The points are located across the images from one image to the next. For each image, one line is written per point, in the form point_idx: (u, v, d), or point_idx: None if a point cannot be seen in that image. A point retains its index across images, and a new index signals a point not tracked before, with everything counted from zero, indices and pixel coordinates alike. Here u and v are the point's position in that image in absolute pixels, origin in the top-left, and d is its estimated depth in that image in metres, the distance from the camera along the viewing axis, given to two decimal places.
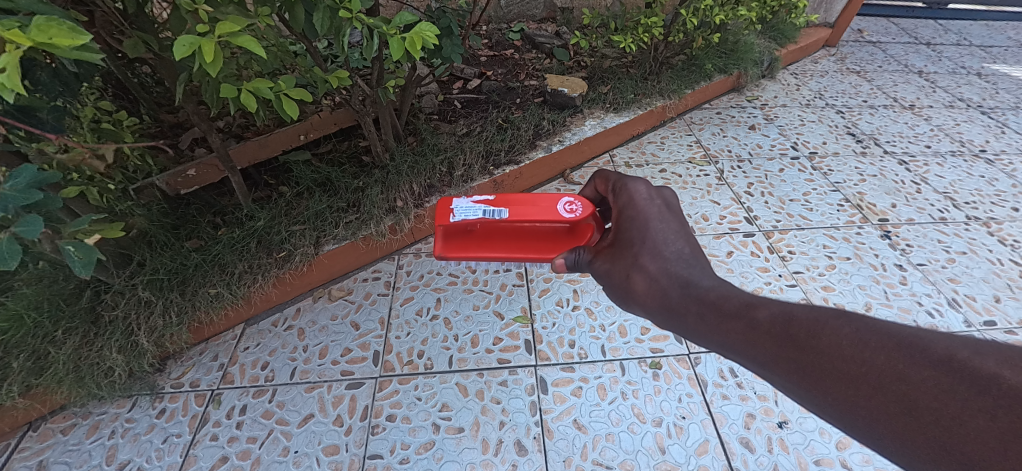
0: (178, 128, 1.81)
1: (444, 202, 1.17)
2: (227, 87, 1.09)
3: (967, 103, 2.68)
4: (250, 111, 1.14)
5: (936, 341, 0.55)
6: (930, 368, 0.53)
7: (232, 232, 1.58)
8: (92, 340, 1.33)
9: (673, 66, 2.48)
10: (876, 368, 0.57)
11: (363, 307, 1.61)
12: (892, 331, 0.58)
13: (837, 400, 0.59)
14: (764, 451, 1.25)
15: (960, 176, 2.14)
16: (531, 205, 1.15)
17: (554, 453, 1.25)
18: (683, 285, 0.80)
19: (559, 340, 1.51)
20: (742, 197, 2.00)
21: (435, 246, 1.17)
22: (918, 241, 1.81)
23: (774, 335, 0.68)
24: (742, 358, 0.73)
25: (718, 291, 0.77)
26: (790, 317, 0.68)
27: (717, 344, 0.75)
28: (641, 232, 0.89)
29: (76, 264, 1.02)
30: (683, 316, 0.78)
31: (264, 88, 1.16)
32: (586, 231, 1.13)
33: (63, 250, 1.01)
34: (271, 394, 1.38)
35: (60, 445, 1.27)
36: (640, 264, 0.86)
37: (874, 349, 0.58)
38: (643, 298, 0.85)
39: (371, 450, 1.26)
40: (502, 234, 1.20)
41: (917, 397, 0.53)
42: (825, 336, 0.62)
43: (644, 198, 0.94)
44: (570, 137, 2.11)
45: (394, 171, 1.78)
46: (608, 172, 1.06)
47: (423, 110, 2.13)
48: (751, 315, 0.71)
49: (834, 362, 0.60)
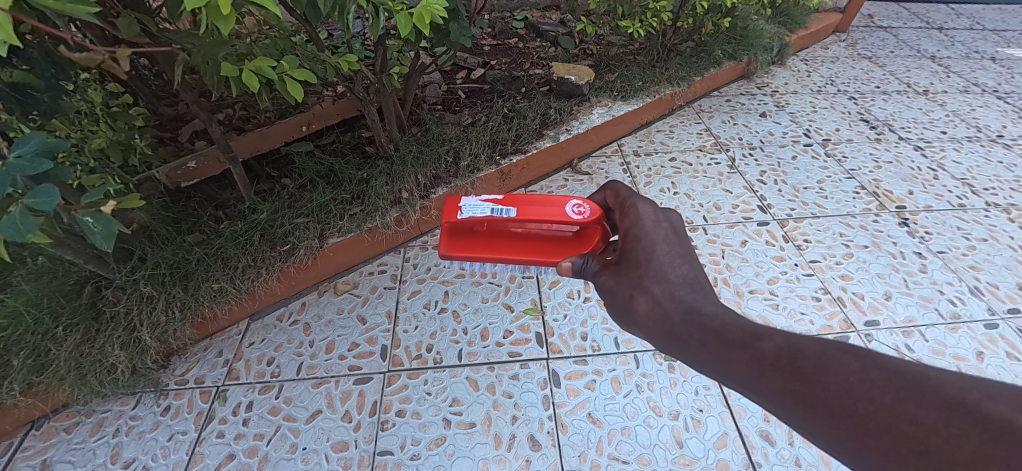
0: (178, 121, 1.78)
1: (452, 200, 1.13)
2: (227, 66, 1.05)
3: (982, 88, 2.62)
4: (252, 92, 1.09)
5: (948, 381, 0.50)
6: (941, 408, 0.48)
7: (234, 224, 1.54)
8: (93, 336, 1.30)
9: (682, 53, 2.43)
10: (884, 407, 0.52)
11: (370, 300, 1.58)
12: (903, 369, 0.53)
13: (845, 438, 0.54)
14: (785, 444, 1.21)
15: (978, 162, 2.08)
16: (539, 205, 1.09)
17: (569, 448, 1.22)
18: (687, 310, 0.75)
19: (571, 333, 1.47)
20: (754, 185, 1.96)
21: (440, 243, 1.13)
22: (937, 228, 1.76)
23: (780, 367, 0.62)
24: (746, 391, 0.67)
25: (723, 319, 0.71)
26: (796, 349, 0.62)
27: (719, 374, 0.69)
28: (646, 253, 0.85)
29: (97, 237, 0.96)
30: (685, 343, 0.73)
31: (266, 68, 1.11)
32: (593, 235, 1.08)
33: (82, 223, 0.96)
34: (277, 390, 1.35)
35: (63, 444, 1.24)
36: (644, 286, 0.81)
37: (882, 387, 0.53)
38: (646, 322, 0.80)
39: (380, 447, 1.23)
40: (509, 235, 1.15)
41: (928, 439, 0.47)
42: (831, 370, 0.58)
43: (652, 218, 0.89)
44: (577, 127, 2.06)
45: (399, 161, 1.74)
46: (620, 186, 1.02)
47: (427, 100, 2.09)
48: (756, 346, 0.66)
49: (841, 397, 0.55)
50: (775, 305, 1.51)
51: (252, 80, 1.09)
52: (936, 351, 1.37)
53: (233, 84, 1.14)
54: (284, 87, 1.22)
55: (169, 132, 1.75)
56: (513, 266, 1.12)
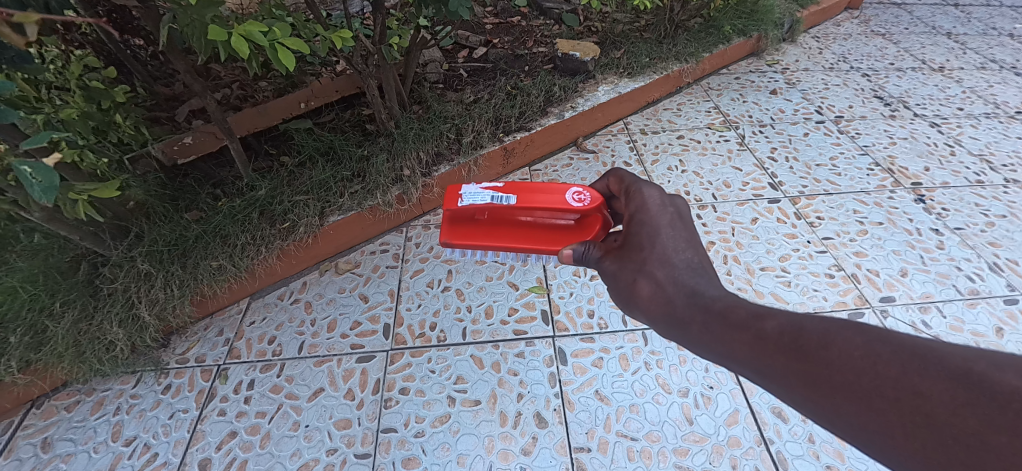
0: (174, 100, 1.75)
1: (453, 187, 1.09)
2: (214, 27, 0.90)
3: (1000, 65, 2.54)
4: (245, 58, 0.94)
5: (952, 352, 0.47)
6: (946, 380, 0.46)
7: (232, 202, 1.51)
8: (91, 314, 1.27)
9: (689, 30, 2.36)
10: (888, 381, 0.49)
11: (372, 279, 1.55)
12: (906, 341, 0.51)
13: (848, 415, 0.51)
14: (798, 421, 1.18)
15: (996, 138, 2.02)
16: (538, 192, 1.05)
17: (576, 425, 1.19)
18: (689, 293, 0.71)
19: (578, 310, 1.44)
20: (765, 163, 1.91)
21: (440, 232, 1.08)
22: (954, 204, 1.71)
23: (783, 346, 0.58)
24: (748, 374, 0.63)
25: (726, 301, 0.67)
26: (799, 328, 0.59)
27: (722, 357, 0.65)
28: (649, 237, 0.80)
29: (35, 188, 0.83)
30: (687, 326, 0.69)
31: (258, 33, 0.96)
32: (594, 224, 1.02)
33: (17, 171, 0.82)
34: (279, 368, 1.33)
35: (64, 422, 1.22)
36: (647, 270, 0.77)
37: (886, 361, 0.50)
38: (649, 306, 0.75)
39: (384, 424, 1.21)
40: (510, 223, 1.11)
41: (933, 410, 0.45)
42: (835, 346, 0.54)
43: (658, 203, 0.83)
44: (582, 104, 2.01)
45: (400, 138, 1.70)
46: (624, 172, 0.96)
47: (428, 78, 2.04)
48: (759, 326, 0.62)
49: (844, 374, 0.52)
50: (787, 282, 1.48)
51: (242, 45, 0.93)
52: (954, 327, 1.33)
53: (222, 48, 0.99)
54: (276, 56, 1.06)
55: (165, 111, 1.72)
56: (512, 254, 1.08)
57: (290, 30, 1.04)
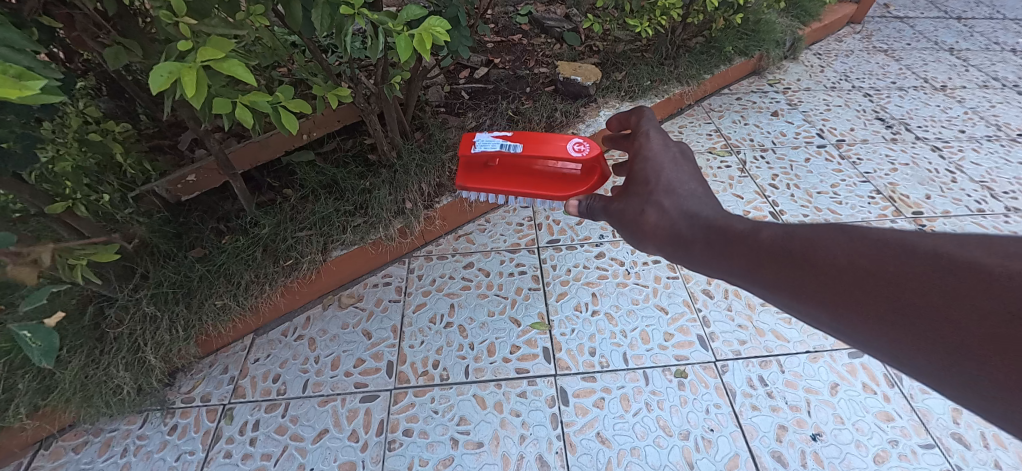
0: (176, 129, 1.75)
1: (468, 137, 1.23)
2: (219, 100, 0.87)
3: (1002, 83, 2.53)
4: (249, 127, 0.93)
5: (931, 238, 0.49)
6: (923, 263, 0.47)
7: (236, 240, 1.51)
8: (97, 357, 1.28)
9: (691, 50, 2.35)
10: (874, 271, 0.51)
11: (375, 314, 1.56)
12: (892, 232, 0.53)
13: (835, 308, 0.54)
14: (798, 466, 1.19)
15: (998, 163, 2.02)
16: (545, 141, 1.19)
17: (577, 469, 1.20)
18: (690, 216, 0.74)
19: (579, 348, 1.45)
20: (766, 190, 1.91)
21: (456, 176, 1.24)
22: (955, 235, 1.72)
23: (777, 254, 0.61)
24: (747, 285, 0.67)
25: (727, 219, 0.71)
26: (794, 234, 0.62)
27: (722, 271, 0.69)
28: (654, 172, 0.84)
29: (34, 353, 0.80)
30: (689, 246, 0.73)
31: (263, 101, 0.93)
32: (594, 173, 1.16)
33: (15, 336, 0.79)
34: (284, 408, 1.34)
35: (72, 463, 1.24)
36: (653, 199, 0.80)
37: (873, 253, 0.52)
38: (653, 233, 0.79)
39: (388, 467, 1.22)
40: (520, 171, 1.23)
41: (913, 288, 0.47)
42: (823, 249, 0.57)
43: (662, 143, 0.88)
44: (584, 129, 2.01)
45: (402, 170, 1.70)
46: (631, 114, 1.00)
47: (430, 103, 2.04)
48: (754, 237, 0.65)
49: (834, 274, 0.55)
50: (788, 318, 1.48)
51: (247, 114, 0.91)
52: None
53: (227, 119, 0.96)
54: (279, 120, 1.05)
55: (168, 140, 1.74)
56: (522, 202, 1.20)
57: (292, 92, 1.04)
